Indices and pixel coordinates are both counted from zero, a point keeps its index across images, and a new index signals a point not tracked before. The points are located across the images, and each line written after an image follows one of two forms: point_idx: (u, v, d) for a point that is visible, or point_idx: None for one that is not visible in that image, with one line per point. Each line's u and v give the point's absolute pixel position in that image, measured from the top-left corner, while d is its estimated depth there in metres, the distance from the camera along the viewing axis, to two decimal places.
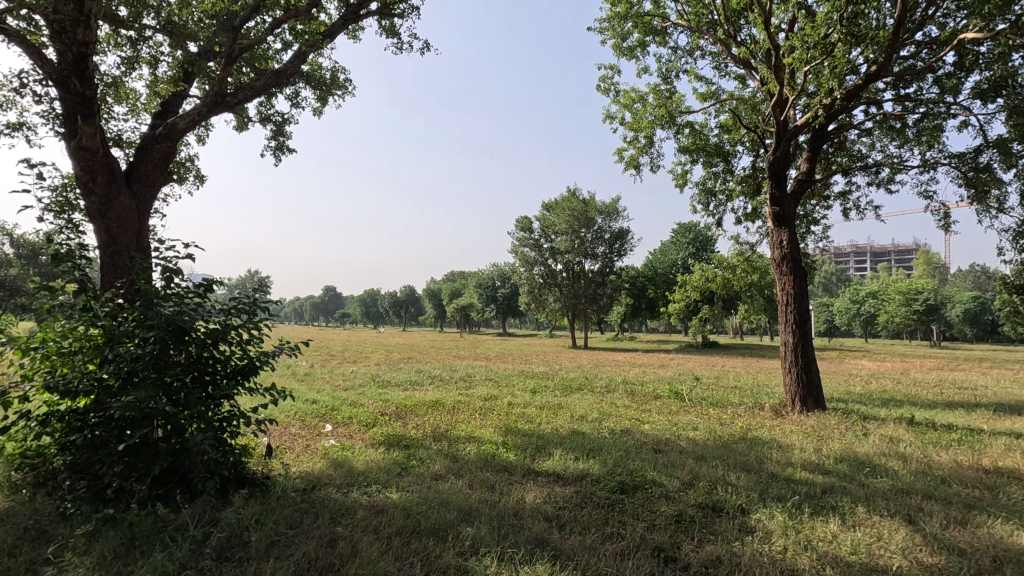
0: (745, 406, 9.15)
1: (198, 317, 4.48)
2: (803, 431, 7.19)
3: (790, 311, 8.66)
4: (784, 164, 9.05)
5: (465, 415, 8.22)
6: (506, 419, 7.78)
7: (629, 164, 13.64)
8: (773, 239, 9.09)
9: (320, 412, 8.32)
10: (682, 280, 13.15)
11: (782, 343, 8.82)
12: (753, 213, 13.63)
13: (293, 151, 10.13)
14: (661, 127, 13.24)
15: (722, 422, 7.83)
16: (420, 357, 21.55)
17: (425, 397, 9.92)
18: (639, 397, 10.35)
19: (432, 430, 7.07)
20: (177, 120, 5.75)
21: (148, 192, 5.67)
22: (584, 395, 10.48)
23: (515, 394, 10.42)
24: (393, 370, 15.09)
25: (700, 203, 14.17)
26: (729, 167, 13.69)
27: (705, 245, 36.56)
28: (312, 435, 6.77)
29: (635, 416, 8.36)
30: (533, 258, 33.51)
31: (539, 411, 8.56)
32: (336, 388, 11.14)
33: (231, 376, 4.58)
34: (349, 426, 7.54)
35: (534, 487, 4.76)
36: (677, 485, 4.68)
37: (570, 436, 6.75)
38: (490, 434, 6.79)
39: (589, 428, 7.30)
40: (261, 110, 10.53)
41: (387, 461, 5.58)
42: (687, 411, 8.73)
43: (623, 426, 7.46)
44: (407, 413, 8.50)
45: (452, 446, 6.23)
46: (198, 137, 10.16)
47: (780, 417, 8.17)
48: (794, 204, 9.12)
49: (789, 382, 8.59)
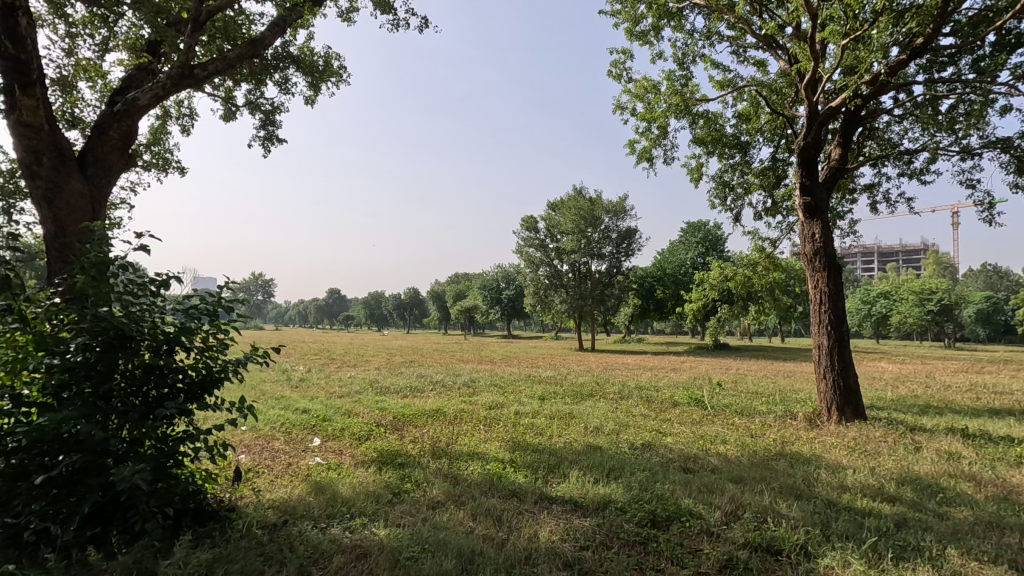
0: (773, 414, 8.38)
1: (150, 318, 3.77)
2: (846, 445, 6.42)
3: (825, 311, 7.87)
4: (816, 150, 8.27)
5: (468, 426, 7.48)
6: (513, 432, 7.04)
7: (640, 156, 12.92)
8: (803, 232, 8.33)
9: (310, 424, 7.61)
10: (699, 279, 12.39)
11: (816, 346, 8.04)
12: (772, 208, 12.87)
13: (283, 141, 9.48)
14: (676, 117, 12.49)
15: (753, 434, 7.07)
16: (422, 360, 20.86)
17: (426, 405, 9.20)
18: (656, 405, 9.58)
19: (431, 445, 6.34)
20: (137, 94, 5.04)
21: (106, 178, 4.98)
22: (596, 403, 9.73)
23: (523, 402, 9.69)
24: (393, 375, 14.38)
25: (715, 197, 13.41)
26: (748, 159, 12.91)
27: (714, 244, 35.71)
28: (295, 453, 6.05)
29: (655, 426, 7.61)
30: (539, 259, 32.77)
31: (549, 421, 7.81)
32: (330, 395, 10.42)
33: (190, 389, 3.87)
34: (339, 440, 6.81)
35: (548, 520, 4.02)
36: (719, 517, 3.93)
37: (585, 452, 6.00)
38: (496, 450, 6.05)
39: (607, 442, 6.56)
40: (249, 98, 9.88)
41: (376, 484, 4.85)
42: (711, 421, 7.97)
43: (643, 439, 6.72)
44: (404, 424, 7.77)
45: (453, 464, 5.49)
46: (182, 127, 9.54)
47: (816, 428, 7.39)
48: (827, 194, 8.34)
49: (824, 388, 7.81)
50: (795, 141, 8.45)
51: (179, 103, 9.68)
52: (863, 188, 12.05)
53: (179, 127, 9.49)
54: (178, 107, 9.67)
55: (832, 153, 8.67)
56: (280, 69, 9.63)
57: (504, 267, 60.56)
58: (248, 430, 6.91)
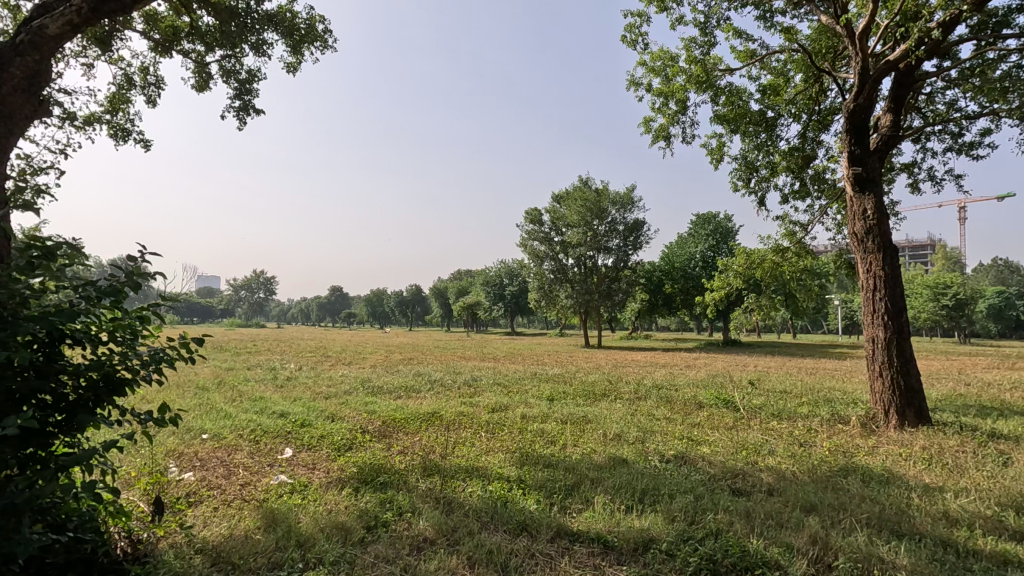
0: (817, 418, 7.31)
1: (32, 298, 2.72)
2: (920, 457, 5.35)
3: (880, 299, 6.79)
4: (866, 114, 7.21)
5: (467, 434, 6.42)
6: (521, 441, 5.98)
7: (657, 135, 11.85)
8: (852, 209, 7.25)
9: (285, 430, 6.57)
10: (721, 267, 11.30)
11: (868, 340, 6.96)
12: (801, 191, 11.78)
13: (259, 111, 8.47)
14: (695, 91, 11.41)
15: (803, 443, 6.00)
16: (422, 358, 19.84)
17: (421, 408, 8.16)
18: (679, 407, 8.53)
19: (421, 459, 5.29)
20: (45, 21, 3.98)
21: (6, 128, 3.89)
22: (613, 404, 8.66)
23: (529, 403, 8.63)
24: (388, 374, 13.35)
25: (738, 179, 12.32)
26: (774, 137, 11.82)
27: (725, 237, 34.34)
28: (258, 469, 5.02)
29: (684, 433, 6.54)
30: (544, 253, 31.70)
31: (561, 427, 6.74)
32: (315, 396, 9.39)
33: (85, 394, 2.81)
34: (315, 451, 5.77)
35: (570, 571, 2.97)
36: (805, 569, 2.88)
37: (608, 467, 4.96)
38: (500, 465, 5.00)
39: (633, 453, 5.50)
40: (223, 65, 8.86)
41: (347, 514, 3.82)
42: (748, 426, 6.90)
43: (675, 450, 5.66)
44: (394, 431, 6.72)
45: (447, 486, 4.45)
46: (147, 97, 8.51)
47: (875, 435, 6.31)
48: (881, 163, 7.25)
49: (880, 388, 6.73)
50: (843, 103, 7.38)
51: (145, 71, 8.62)
52: (901, 168, 10.93)
53: (145, 97, 8.46)
54: (143, 75, 8.61)
55: (881, 120, 7.62)
56: (256, 31, 8.63)
57: (507, 262, 59.47)
58: (208, 440, 5.88)
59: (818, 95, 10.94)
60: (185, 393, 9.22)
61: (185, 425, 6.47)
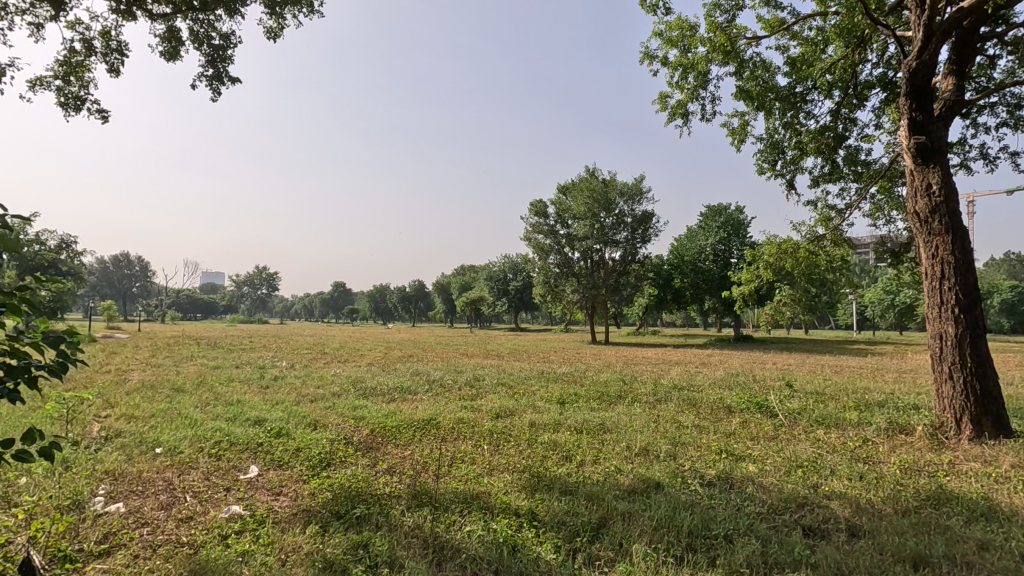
0: (872, 425, 6.34)
1: None
2: (1018, 479, 4.38)
3: (949, 289, 5.82)
4: (931, 74, 6.16)
5: (468, 447, 5.47)
6: (532, 458, 5.03)
7: (675, 112, 10.87)
8: (913, 185, 6.25)
9: (256, 441, 5.65)
10: (748, 258, 10.32)
11: (935, 336, 5.98)
12: (832, 173, 10.79)
13: (234, 80, 7.53)
14: (718, 63, 10.41)
15: (867, 461, 5.04)
16: (422, 355, 18.86)
17: (415, 414, 7.21)
18: (707, 412, 7.57)
19: (411, 482, 4.36)
20: None
21: None
22: (632, 409, 7.70)
23: (539, 408, 7.68)
24: (385, 372, 12.45)
25: (763, 162, 11.29)
26: (802, 114, 10.83)
27: (737, 229, 32.40)
28: (209, 495, 4.08)
29: (721, 446, 5.59)
30: (549, 246, 30.73)
31: (577, 438, 5.78)
32: (300, 399, 8.47)
33: None
34: (286, 470, 4.85)
35: None
36: None
37: (640, 494, 4.03)
38: (506, 492, 4.07)
39: (666, 473, 4.56)
40: (195, 29, 7.94)
41: (304, 567, 2.90)
42: (794, 437, 5.94)
43: (716, 469, 4.71)
44: (382, 443, 5.77)
45: (440, 522, 3.51)
46: (108, 65, 7.60)
47: (950, 450, 5.34)
48: (946, 132, 6.22)
49: (951, 392, 5.76)
50: (902, 62, 6.36)
51: (107, 35, 7.70)
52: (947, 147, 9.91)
53: (107, 64, 7.55)
54: (105, 40, 7.69)
55: (943, 84, 6.61)
56: None
57: (511, 257, 58.36)
58: (161, 455, 4.96)
59: (854, 66, 9.95)
60: (156, 396, 8.30)
61: (140, 436, 5.55)
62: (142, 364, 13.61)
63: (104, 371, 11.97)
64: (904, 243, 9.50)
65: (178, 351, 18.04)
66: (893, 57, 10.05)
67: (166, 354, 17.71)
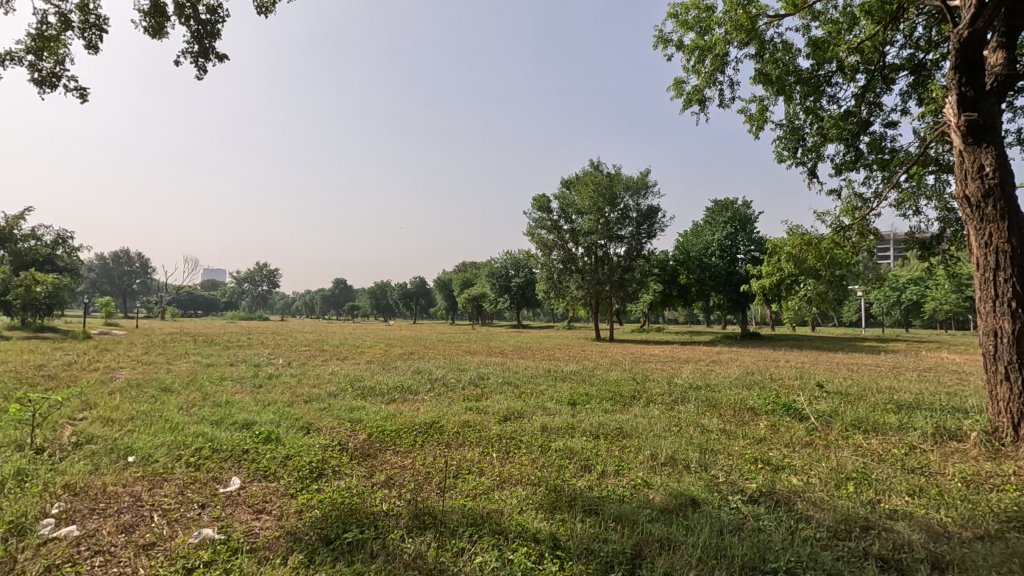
0: (917, 431, 5.79)
1: None
2: None
3: (1006, 281, 5.26)
4: (984, 44, 5.57)
5: (475, 455, 4.94)
6: (547, 468, 4.51)
7: (690, 98, 10.31)
8: (964, 167, 5.68)
9: (241, 448, 5.13)
10: (769, 250, 9.77)
11: (990, 333, 5.42)
12: (856, 161, 10.23)
13: (222, 56, 6.98)
14: (736, 45, 9.85)
15: (923, 473, 4.49)
16: (424, 352, 18.39)
17: (417, 416, 6.69)
18: (730, 414, 7.03)
19: (411, 499, 3.84)
20: None
21: None
22: (649, 411, 7.17)
23: (548, 409, 7.15)
24: (385, 370, 11.94)
25: (782, 149, 10.72)
26: (824, 98, 10.27)
27: (744, 225, 31.88)
28: (180, 514, 3.55)
29: (754, 453, 5.05)
30: (552, 242, 30.19)
31: (595, 445, 5.24)
32: (293, 399, 7.95)
33: None
34: (273, 482, 4.33)
35: None
36: None
37: (674, 515, 3.49)
38: (521, 512, 3.55)
39: (700, 487, 4.02)
40: (180, 3, 7.38)
41: None
42: (833, 444, 5.40)
43: (755, 482, 4.17)
44: (380, 450, 5.24)
45: (445, 550, 2.98)
46: (86, 41, 7.04)
47: (1012, 459, 4.80)
48: (1000, 108, 5.64)
49: (1009, 395, 5.20)
50: (950, 32, 5.76)
51: (85, 9, 7.14)
52: None
53: (85, 40, 6.99)
54: (83, 14, 7.13)
55: None
56: None
57: (512, 253, 57.81)
58: (133, 465, 4.44)
59: (882, 47, 9.37)
60: (140, 396, 7.79)
61: (113, 443, 5.03)
62: (132, 362, 13.11)
63: (92, 370, 11.46)
64: (937, 234, 8.92)
65: (172, 349, 17.52)
66: (923, 38, 9.44)
67: (160, 351, 17.16)
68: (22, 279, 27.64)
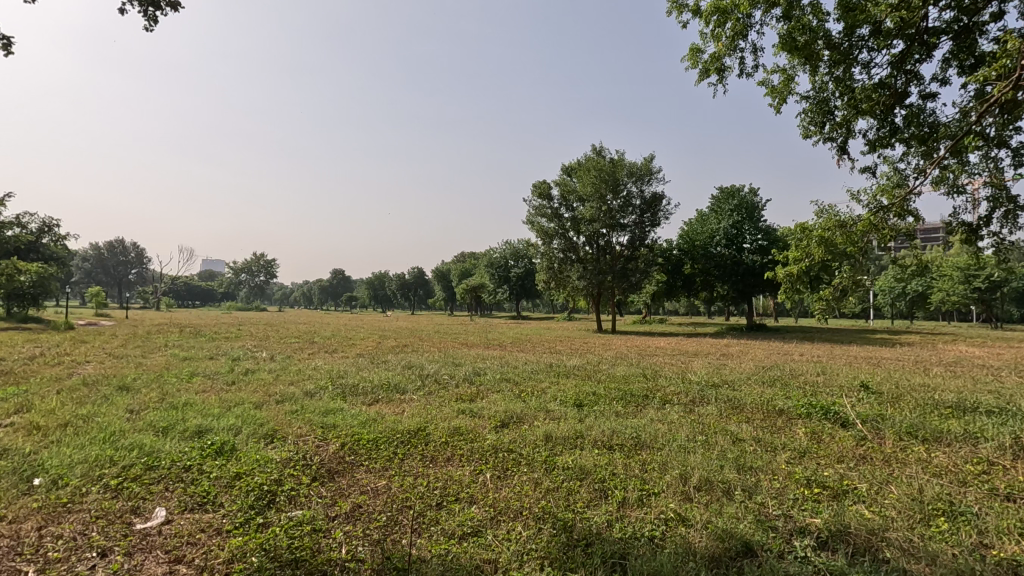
0: (991, 442, 4.89)
1: None
2: None
3: None
4: None
5: (464, 474, 4.04)
6: (553, 495, 3.61)
7: (709, 67, 9.32)
8: None
9: (183, 464, 4.23)
10: (796, 233, 8.85)
11: None
12: (890, 137, 9.26)
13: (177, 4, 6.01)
14: (761, 7, 8.83)
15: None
16: (418, 345, 17.43)
17: (399, 421, 5.78)
18: (761, 419, 6.14)
19: (375, 543, 2.94)
20: None
21: None
22: (667, 415, 6.26)
23: (551, 413, 6.24)
24: (373, 365, 11.01)
25: (808, 124, 9.77)
26: (856, 67, 9.26)
27: (750, 213, 30.91)
28: (64, 569, 2.65)
29: (804, 472, 4.15)
30: (553, 231, 29.18)
31: (610, 461, 4.34)
32: (263, 400, 7.04)
33: None
34: (209, 513, 3.43)
35: None
36: None
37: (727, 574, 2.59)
38: (521, 567, 2.65)
39: (752, 526, 3.12)
40: None
41: None
42: (894, 459, 4.52)
43: (819, 516, 3.27)
44: (351, 467, 4.36)
45: None
46: None
47: None
48: None
49: None
50: None
51: None
52: None
53: None
54: None
55: None
56: None
57: (512, 243, 56.75)
58: (36, 492, 3.53)
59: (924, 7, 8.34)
60: (90, 396, 6.88)
61: (24, 458, 4.13)
62: (101, 356, 12.17)
63: (54, 365, 10.54)
64: (985, 216, 7.98)
65: (153, 341, 16.64)
66: None
67: (140, 343, 16.23)
68: (6, 270, 26.64)
